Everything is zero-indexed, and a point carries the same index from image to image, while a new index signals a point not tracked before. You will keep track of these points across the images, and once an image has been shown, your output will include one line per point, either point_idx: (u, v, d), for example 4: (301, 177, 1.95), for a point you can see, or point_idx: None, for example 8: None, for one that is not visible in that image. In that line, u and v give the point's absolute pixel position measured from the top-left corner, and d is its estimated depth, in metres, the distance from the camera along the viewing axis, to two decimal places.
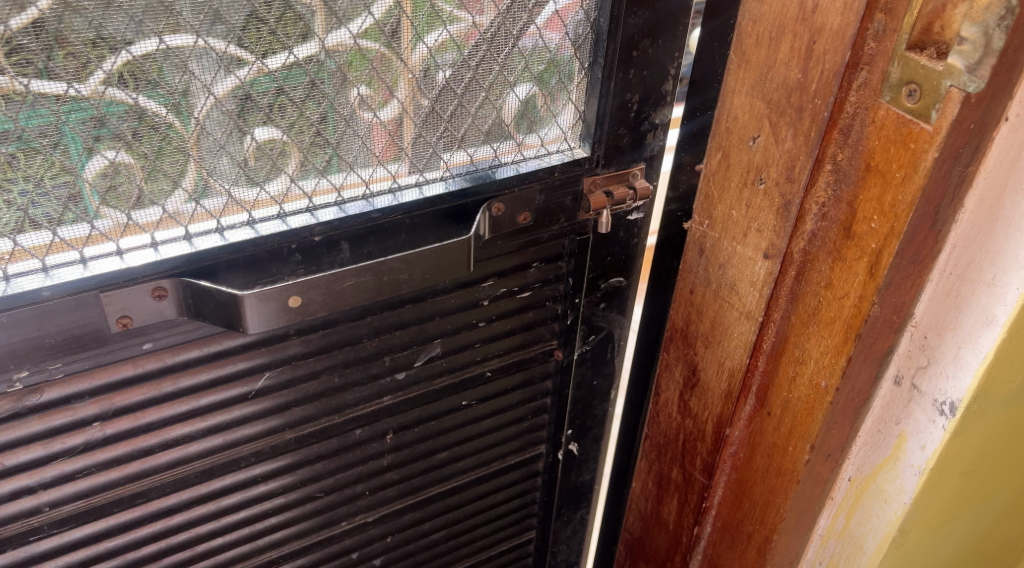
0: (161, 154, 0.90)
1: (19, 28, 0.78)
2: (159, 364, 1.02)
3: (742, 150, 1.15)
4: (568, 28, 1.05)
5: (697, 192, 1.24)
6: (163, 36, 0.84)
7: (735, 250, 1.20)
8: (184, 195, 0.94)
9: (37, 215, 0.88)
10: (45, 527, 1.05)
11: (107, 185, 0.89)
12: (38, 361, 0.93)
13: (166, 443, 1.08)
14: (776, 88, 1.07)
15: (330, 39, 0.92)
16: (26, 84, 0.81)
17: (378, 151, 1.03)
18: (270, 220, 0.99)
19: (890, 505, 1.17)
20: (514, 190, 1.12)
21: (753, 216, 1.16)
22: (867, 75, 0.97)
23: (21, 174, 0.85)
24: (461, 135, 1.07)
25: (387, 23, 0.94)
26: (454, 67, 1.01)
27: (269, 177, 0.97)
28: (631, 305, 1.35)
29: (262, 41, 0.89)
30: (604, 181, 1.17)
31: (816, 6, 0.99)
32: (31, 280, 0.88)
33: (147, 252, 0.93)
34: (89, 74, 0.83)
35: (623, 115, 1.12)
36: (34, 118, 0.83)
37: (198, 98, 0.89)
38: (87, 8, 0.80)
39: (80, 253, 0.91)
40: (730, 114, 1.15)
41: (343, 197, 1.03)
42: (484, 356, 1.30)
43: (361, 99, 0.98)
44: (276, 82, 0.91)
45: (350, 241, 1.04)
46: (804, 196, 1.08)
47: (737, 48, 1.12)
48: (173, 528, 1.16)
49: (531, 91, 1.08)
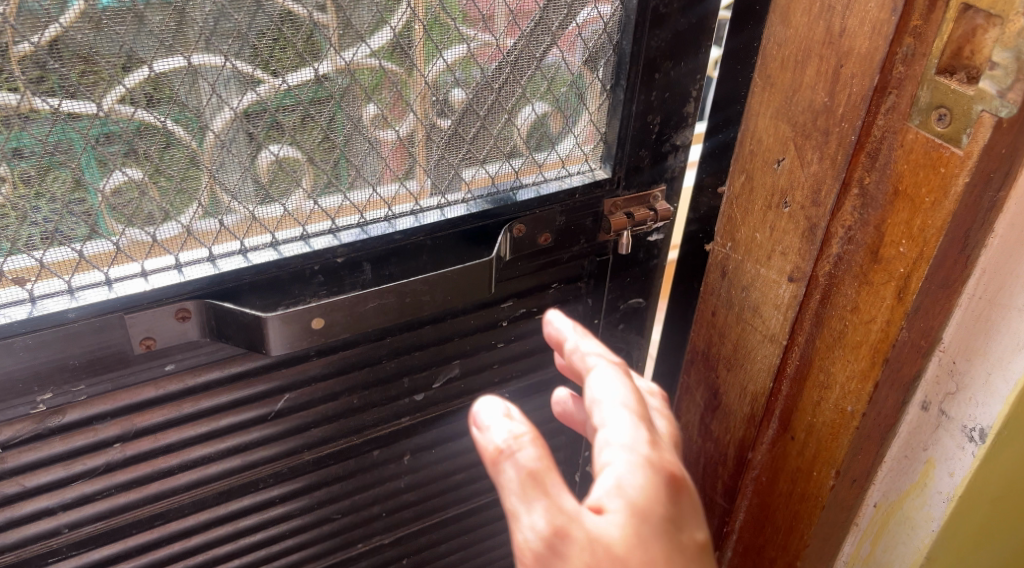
0: (184, 175, 0.90)
1: (46, 45, 0.79)
2: (180, 386, 1.02)
3: (766, 172, 1.14)
4: (582, 48, 1.05)
5: (719, 215, 1.24)
6: (191, 56, 0.85)
7: (758, 274, 1.19)
8: (201, 211, 0.93)
9: (60, 234, 0.87)
10: (63, 549, 1.05)
11: (134, 209, 0.90)
12: (62, 383, 0.93)
13: (185, 464, 1.08)
14: (801, 111, 1.07)
15: (351, 56, 0.92)
16: (56, 105, 0.81)
17: (390, 166, 1.02)
18: (294, 242, 1.00)
19: (918, 531, 1.16)
20: (535, 211, 1.12)
21: (777, 238, 1.15)
22: (896, 99, 0.97)
23: (43, 193, 0.85)
24: (483, 156, 1.08)
25: (408, 46, 0.95)
26: (478, 89, 1.02)
27: (287, 194, 0.97)
28: (650, 326, 1.35)
29: (288, 61, 0.89)
30: (625, 203, 1.18)
31: (843, 30, 0.99)
32: (57, 302, 0.89)
33: (172, 274, 0.94)
34: (110, 91, 0.83)
35: (644, 137, 1.13)
36: (60, 138, 0.83)
37: (219, 115, 0.89)
38: (118, 32, 0.81)
39: (105, 274, 0.91)
40: (755, 136, 1.14)
41: (365, 219, 1.03)
42: (504, 377, 1.29)
43: (375, 117, 0.98)
44: (301, 102, 0.92)
45: (372, 262, 1.05)
46: (830, 220, 1.07)
47: (762, 71, 1.10)
48: (191, 549, 1.16)
49: (546, 111, 1.08)
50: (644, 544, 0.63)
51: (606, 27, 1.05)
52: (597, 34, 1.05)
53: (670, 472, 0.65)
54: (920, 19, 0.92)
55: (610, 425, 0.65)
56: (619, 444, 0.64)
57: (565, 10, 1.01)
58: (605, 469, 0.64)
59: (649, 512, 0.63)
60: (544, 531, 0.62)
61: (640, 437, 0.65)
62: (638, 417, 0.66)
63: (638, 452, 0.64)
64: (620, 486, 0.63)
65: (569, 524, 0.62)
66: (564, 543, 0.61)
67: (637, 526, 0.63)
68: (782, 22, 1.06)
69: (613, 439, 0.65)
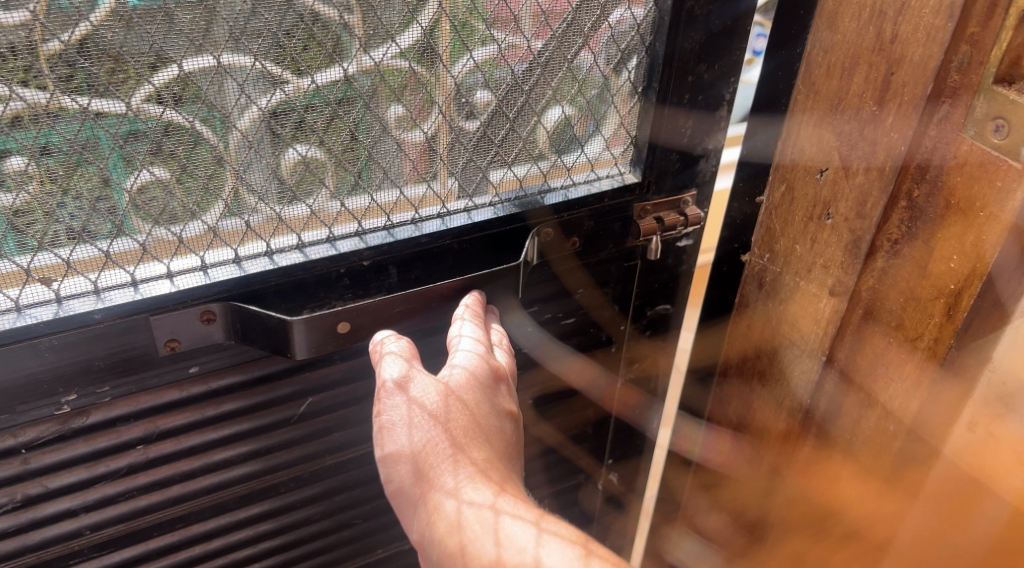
0: (211, 175, 0.89)
1: (76, 42, 0.78)
2: (203, 388, 1.00)
3: (807, 182, 1.12)
4: (611, 48, 1.03)
5: (757, 225, 1.21)
6: (220, 55, 0.84)
7: (797, 286, 1.18)
8: (223, 209, 0.92)
9: (87, 234, 0.87)
10: (85, 550, 1.05)
11: (162, 211, 0.89)
12: (86, 385, 0.92)
13: (207, 466, 1.07)
14: (846, 121, 1.04)
15: (376, 56, 0.90)
16: (86, 103, 0.80)
17: (415, 167, 1.00)
18: (320, 244, 0.98)
19: (971, 548, 1.09)
20: (562, 215, 1.10)
21: (818, 251, 1.13)
22: (948, 109, 0.94)
23: (70, 193, 0.84)
24: (511, 159, 1.06)
25: (434, 45, 0.93)
26: (507, 89, 1.00)
27: (310, 194, 0.95)
28: (676, 332, 1.33)
29: (316, 60, 0.88)
30: (655, 207, 1.16)
31: (895, 36, 0.97)
32: (84, 302, 0.88)
33: (198, 275, 0.92)
34: (138, 88, 0.82)
35: (675, 140, 1.11)
36: (89, 136, 0.82)
37: (245, 112, 0.87)
38: (148, 30, 0.80)
39: (131, 274, 0.90)
40: (797, 147, 1.12)
41: (391, 222, 1.02)
42: (530, 384, 1.27)
43: (398, 119, 0.96)
44: (329, 102, 0.91)
45: (399, 265, 1.03)
46: (876, 231, 1.06)
47: (807, 77, 1.08)
48: (211, 553, 1.15)
49: (569, 113, 1.06)
50: (464, 400, 0.89)
51: (641, 26, 1.03)
52: (630, 33, 1.03)
53: (492, 373, 0.93)
54: (977, 26, 0.89)
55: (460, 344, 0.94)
56: (462, 352, 0.93)
57: (598, 11, 1.00)
58: (451, 363, 0.92)
59: (468, 389, 0.90)
60: (396, 376, 0.88)
61: (477, 350, 0.94)
62: (480, 343, 0.95)
63: (473, 359, 0.92)
64: (455, 369, 0.91)
65: (416, 378, 0.89)
66: (410, 381, 0.88)
67: (465, 387, 0.90)
68: (830, 27, 1.04)
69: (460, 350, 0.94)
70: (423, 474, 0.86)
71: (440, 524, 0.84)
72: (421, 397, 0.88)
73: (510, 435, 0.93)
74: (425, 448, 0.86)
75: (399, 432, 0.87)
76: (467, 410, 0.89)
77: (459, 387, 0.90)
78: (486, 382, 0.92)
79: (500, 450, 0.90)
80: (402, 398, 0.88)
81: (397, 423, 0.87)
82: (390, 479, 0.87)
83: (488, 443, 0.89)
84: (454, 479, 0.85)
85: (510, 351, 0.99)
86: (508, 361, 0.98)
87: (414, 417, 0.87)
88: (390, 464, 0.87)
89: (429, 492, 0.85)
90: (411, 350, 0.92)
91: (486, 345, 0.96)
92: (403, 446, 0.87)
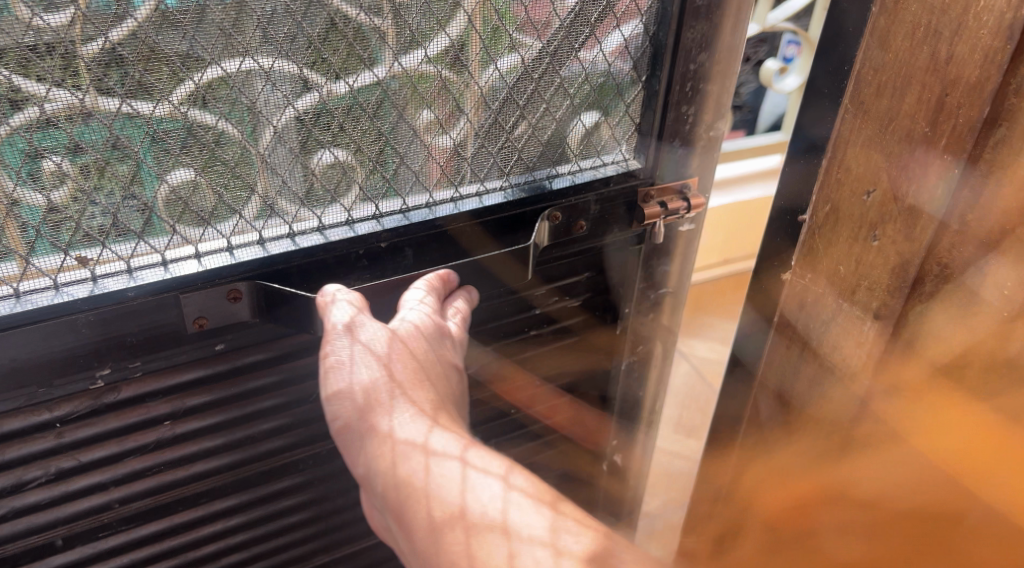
0: (241, 167, 0.94)
1: (120, 40, 0.82)
2: (228, 365, 1.05)
3: (856, 201, 1.00)
4: (632, 56, 1.10)
5: (799, 242, 1.09)
6: (257, 56, 0.89)
7: (836, 313, 1.06)
8: (258, 203, 0.97)
9: (121, 223, 0.91)
10: (114, 523, 1.09)
11: (194, 201, 0.93)
12: (119, 360, 0.96)
13: (230, 443, 1.11)
14: (895, 139, 0.94)
15: (406, 60, 0.96)
16: (119, 104, 0.84)
17: (439, 169, 1.06)
18: (339, 227, 1.02)
19: None
20: (570, 199, 1.14)
21: (863, 272, 1.01)
22: (1007, 131, 0.86)
23: (103, 187, 0.88)
24: (521, 147, 1.10)
25: (457, 48, 0.98)
26: (517, 78, 1.04)
27: (343, 192, 1.01)
28: (677, 315, 1.37)
29: (343, 58, 0.93)
30: (659, 192, 1.20)
31: (951, 57, 0.87)
32: (117, 281, 0.92)
33: (224, 256, 0.96)
34: (178, 84, 0.86)
35: (679, 127, 1.16)
36: (120, 134, 0.86)
37: (280, 113, 0.93)
38: (187, 28, 0.84)
39: (162, 255, 0.94)
40: (844, 164, 1.00)
41: (407, 206, 1.06)
42: (536, 361, 1.33)
43: (428, 123, 1.02)
44: (354, 99, 0.96)
45: (415, 247, 1.07)
46: (926, 255, 0.95)
47: (855, 97, 0.97)
48: (233, 528, 1.19)
49: (597, 119, 1.13)
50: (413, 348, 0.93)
51: (644, 20, 1.07)
52: (636, 29, 1.08)
53: (438, 327, 0.97)
54: None
55: (410, 299, 0.99)
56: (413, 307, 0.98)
57: (603, 2, 1.04)
58: (402, 314, 0.96)
59: (416, 338, 0.94)
60: (346, 319, 0.93)
61: (427, 307, 0.98)
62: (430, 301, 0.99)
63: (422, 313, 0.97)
64: (405, 320, 0.95)
65: (365, 321, 0.93)
66: (359, 324, 0.93)
67: (414, 336, 0.94)
68: (881, 46, 0.93)
69: (411, 304, 0.98)
70: (370, 409, 0.90)
71: (385, 456, 0.88)
72: (371, 341, 0.92)
73: (453, 391, 0.97)
74: (372, 386, 0.91)
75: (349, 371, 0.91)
76: (415, 356, 0.93)
77: (408, 335, 0.94)
78: (433, 335, 0.96)
79: (444, 400, 0.95)
80: (353, 343, 0.92)
81: (346, 362, 0.91)
82: (336, 416, 0.91)
83: (434, 389, 0.94)
84: (399, 416, 0.89)
85: (463, 319, 1.02)
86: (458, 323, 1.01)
87: (362, 359, 0.91)
88: (338, 401, 0.91)
89: (376, 427, 0.89)
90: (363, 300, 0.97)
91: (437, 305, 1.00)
92: (352, 384, 0.91)
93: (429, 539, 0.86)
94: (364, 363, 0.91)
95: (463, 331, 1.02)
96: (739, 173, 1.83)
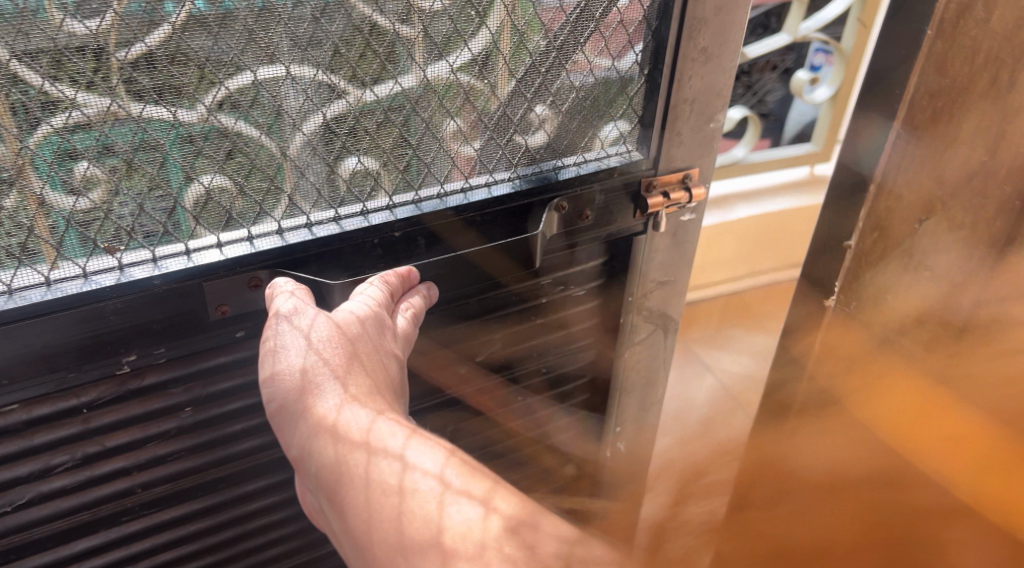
0: (265, 167, 0.98)
1: (156, 44, 0.86)
2: (246, 352, 1.08)
3: (904, 226, 1.12)
4: (633, 55, 1.13)
5: (845, 268, 1.21)
6: (291, 66, 0.93)
7: (882, 322, 1.17)
8: (287, 204, 1.01)
9: (147, 220, 0.95)
10: (136, 508, 1.12)
11: (219, 198, 0.97)
12: (144, 346, 0.99)
13: (247, 429, 1.14)
14: (954, 164, 1.04)
15: (433, 69, 1.01)
16: (138, 110, 0.88)
17: (461, 169, 1.11)
18: (354, 217, 1.06)
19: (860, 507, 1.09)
20: (577, 189, 1.17)
21: (910, 293, 1.12)
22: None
23: (125, 187, 0.92)
24: (528, 138, 1.13)
25: (483, 57, 1.03)
26: (524, 71, 1.07)
27: (371, 195, 1.06)
28: (678, 302, 1.41)
29: (373, 66, 0.97)
30: (661, 182, 1.23)
31: (1011, 84, 0.97)
32: (143, 270, 0.95)
33: (245, 245, 1.00)
34: (210, 89, 0.90)
35: (679, 115, 1.19)
36: (141, 139, 0.90)
37: (310, 118, 0.97)
38: (218, 34, 0.88)
39: (185, 245, 0.97)
40: (895, 192, 1.12)
41: (419, 196, 1.09)
42: (544, 347, 1.36)
43: (455, 131, 1.08)
44: (383, 109, 1.00)
45: (427, 236, 1.10)
46: (910, 269, 1.12)
47: (909, 120, 1.08)
48: (250, 513, 1.22)
49: (620, 128, 1.19)
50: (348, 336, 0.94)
51: (646, 13, 1.10)
52: (638, 21, 1.11)
53: (380, 320, 0.97)
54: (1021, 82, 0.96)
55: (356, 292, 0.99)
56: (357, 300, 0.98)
57: None
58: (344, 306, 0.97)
59: (354, 328, 0.95)
60: (287, 307, 0.95)
61: (372, 300, 0.99)
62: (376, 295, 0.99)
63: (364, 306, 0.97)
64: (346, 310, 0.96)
65: (305, 309, 0.95)
66: (298, 312, 0.94)
67: (351, 324, 0.95)
68: (938, 71, 1.04)
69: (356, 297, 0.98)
70: (305, 393, 0.92)
71: (319, 436, 0.90)
72: (310, 327, 0.94)
73: (396, 381, 0.97)
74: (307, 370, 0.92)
75: (286, 356, 0.93)
76: (354, 345, 0.94)
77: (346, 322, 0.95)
78: (374, 327, 0.97)
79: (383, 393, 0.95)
80: (291, 328, 0.94)
81: (284, 347, 0.93)
82: (273, 399, 0.93)
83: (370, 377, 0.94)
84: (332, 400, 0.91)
85: (415, 316, 1.02)
86: (407, 321, 1.01)
87: (299, 344, 0.93)
88: (274, 383, 0.93)
89: (311, 410, 0.91)
90: (306, 293, 0.98)
91: (385, 299, 1.00)
92: (287, 368, 0.93)
93: (365, 519, 0.87)
94: (301, 348, 0.93)
95: (413, 327, 1.02)
96: (770, 181, 2.43)
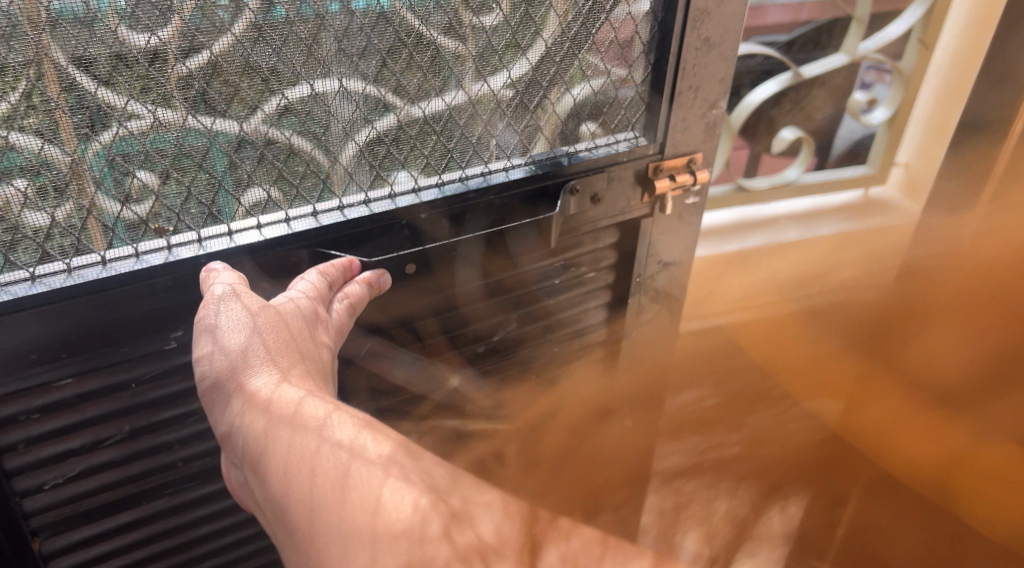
0: (307, 163, 1.05)
1: (220, 53, 0.94)
2: None
3: None
4: (648, 55, 1.21)
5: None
6: (343, 80, 1.02)
7: None
8: (332, 200, 1.09)
9: (195, 207, 1.01)
10: (177, 481, 1.18)
11: (266, 190, 1.05)
12: (190, 321, 1.05)
13: None
14: None
15: (475, 86, 1.11)
16: (189, 117, 0.96)
17: (485, 157, 1.18)
18: (382, 201, 1.11)
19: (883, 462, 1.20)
20: (588, 173, 1.23)
21: None
22: None
23: (176, 179, 0.99)
24: (544, 127, 1.20)
25: (523, 78, 1.14)
26: (539, 61, 1.13)
27: (399, 184, 1.13)
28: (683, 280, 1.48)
29: (416, 78, 1.06)
30: (668, 165, 1.29)
31: None
32: (189, 250, 1.01)
33: (282, 226, 1.06)
34: (269, 96, 0.99)
35: (685, 100, 1.25)
36: (191, 139, 0.97)
37: (361, 130, 1.06)
38: (275, 42, 0.96)
39: (228, 227, 1.04)
40: None
41: (442, 180, 1.15)
42: (561, 326, 1.42)
43: (500, 146, 1.18)
44: (424, 120, 1.10)
45: (451, 218, 1.16)
46: None
47: None
48: None
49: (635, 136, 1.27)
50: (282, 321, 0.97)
51: (652, 7, 1.17)
52: (646, 14, 1.17)
53: (315, 310, 1.00)
54: None
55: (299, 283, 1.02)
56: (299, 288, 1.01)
57: None
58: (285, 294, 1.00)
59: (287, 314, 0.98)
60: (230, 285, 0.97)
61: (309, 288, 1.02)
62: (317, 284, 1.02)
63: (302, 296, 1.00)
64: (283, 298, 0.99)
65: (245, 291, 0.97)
66: (239, 294, 0.96)
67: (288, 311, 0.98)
68: None
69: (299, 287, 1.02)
70: (238, 373, 0.93)
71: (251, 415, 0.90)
72: (249, 307, 0.95)
73: (326, 368, 0.99)
74: (240, 350, 0.94)
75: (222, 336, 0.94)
76: (285, 329, 0.96)
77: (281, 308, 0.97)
78: (309, 313, 0.99)
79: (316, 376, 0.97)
80: (232, 307, 0.95)
81: (222, 326, 0.95)
82: (204, 376, 0.94)
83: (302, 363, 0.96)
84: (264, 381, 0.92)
85: (351, 307, 1.05)
86: (342, 310, 1.04)
87: (236, 323, 0.95)
88: (207, 363, 0.94)
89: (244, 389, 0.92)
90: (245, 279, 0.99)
91: (324, 290, 1.03)
92: (221, 347, 0.94)
93: (281, 484, 0.86)
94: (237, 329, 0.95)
95: (348, 317, 1.05)
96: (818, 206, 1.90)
